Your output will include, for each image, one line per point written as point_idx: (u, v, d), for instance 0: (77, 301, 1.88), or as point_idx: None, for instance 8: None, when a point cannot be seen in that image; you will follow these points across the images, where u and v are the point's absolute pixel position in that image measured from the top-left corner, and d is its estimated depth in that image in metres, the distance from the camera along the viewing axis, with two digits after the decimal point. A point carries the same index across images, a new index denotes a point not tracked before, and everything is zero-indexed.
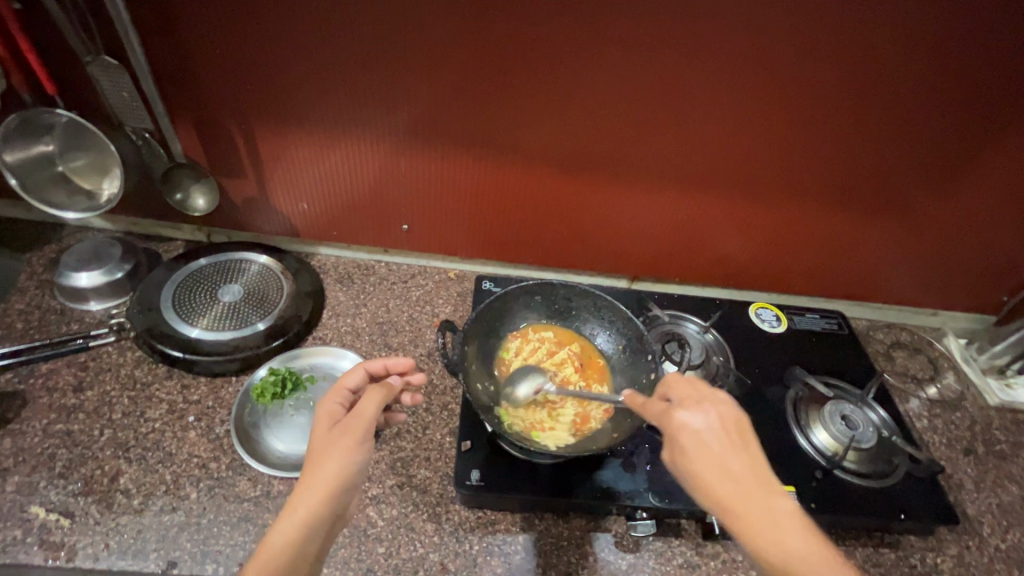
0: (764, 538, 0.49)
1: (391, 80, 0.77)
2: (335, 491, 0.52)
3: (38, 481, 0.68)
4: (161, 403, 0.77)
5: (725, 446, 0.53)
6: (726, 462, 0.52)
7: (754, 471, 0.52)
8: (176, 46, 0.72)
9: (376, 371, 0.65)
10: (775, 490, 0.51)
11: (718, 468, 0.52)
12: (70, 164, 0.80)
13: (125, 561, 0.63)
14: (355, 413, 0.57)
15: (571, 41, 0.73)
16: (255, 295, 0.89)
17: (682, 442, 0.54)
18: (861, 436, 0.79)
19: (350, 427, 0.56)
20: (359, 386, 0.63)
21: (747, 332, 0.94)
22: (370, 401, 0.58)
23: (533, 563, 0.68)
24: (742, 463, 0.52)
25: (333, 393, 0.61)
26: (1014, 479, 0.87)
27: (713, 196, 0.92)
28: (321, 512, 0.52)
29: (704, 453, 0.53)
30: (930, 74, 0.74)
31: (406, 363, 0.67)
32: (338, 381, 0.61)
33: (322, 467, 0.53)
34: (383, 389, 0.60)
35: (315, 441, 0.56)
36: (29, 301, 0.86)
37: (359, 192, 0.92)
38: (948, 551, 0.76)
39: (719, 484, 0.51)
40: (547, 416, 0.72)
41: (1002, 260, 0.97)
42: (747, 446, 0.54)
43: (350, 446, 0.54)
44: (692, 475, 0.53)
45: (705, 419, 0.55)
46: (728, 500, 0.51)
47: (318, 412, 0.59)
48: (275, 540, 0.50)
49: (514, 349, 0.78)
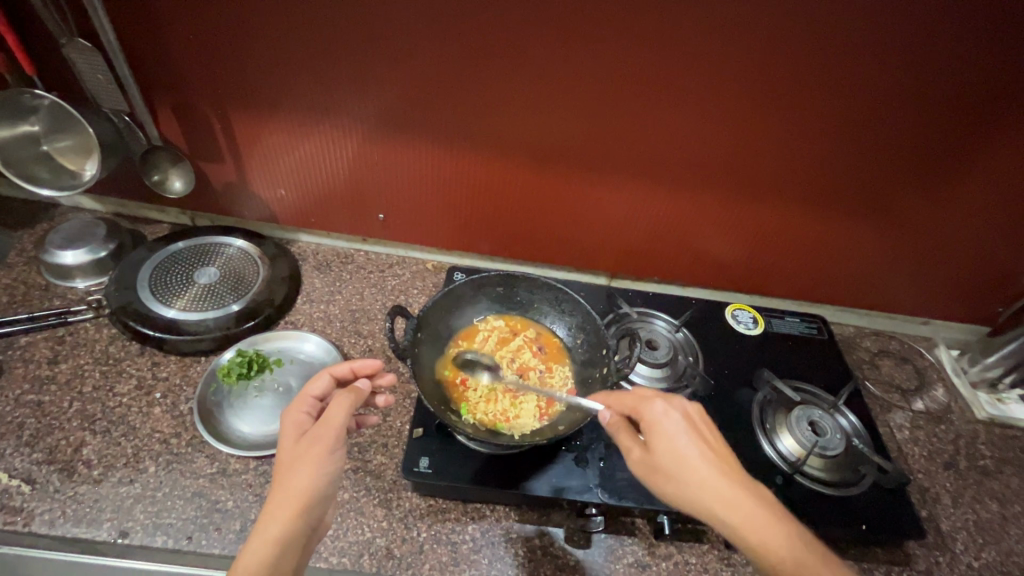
0: (743, 520, 0.50)
1: (359, 70, 0.78)
2: (306, 504, 0.52)
3: (5, 448, 0.70)
4: (130, 378, 0.79)
5: (701, 436, 0.56)
6: (704, 451, 0.55)
7: (726, 461, 0.55)
8: (149, 31, 0.75)
9: (342, 375, 0.65)
10: (747, 477, 0.54)
11: (696, 457, 0.54)
12: (55, 144, 0.83)
13: (79, 529, 0.64)
14: (323, 422, 0.56)
15: (534, 32, 0.73)
16: (230, 278, 0.90)
17: (664, 432, 0.56)
18: (827, 443, 0.77)
19: (317, 437, 0.55)
20: (326, 392, 0.62)
21: (721, 332, 0.93)
22: (337, 409, 0.57)
23: (479, 553, 0.68)
24: (716, 452, 0.55)
25: (298, 402, 0.60)
26: (995, 496, 0.84)
27: (688, 194, 0.90)
28: (293, 528, 0.51)
29: (684, 442, 0.55)
30: (908, 73, 0.71)
31: (373, 365, 0.66)
32: (302, 390, 0.61)
33: (291, 481, 0.52)
34: (350, 394, 0.59)
35: (285, 455, 0.55)
36: (15, 276, 0.89)
37: (334, 181, 0.93)
38: (915, 566, 0.74)
39: (703, 471, 0.53)
40: (510, 405, 0.72)
41: (994, 268, 0.93)
42: (717, 439, 0.57)
43: (319, 455, 0.54)
44: (672, 464, 0.54)
45: (681, 411, 0.58)
46: (710, 486, 0.52)
47: (284, 424, 0.58)
48: (250, 563, 0.48)
49: (466, 341, 0.79)
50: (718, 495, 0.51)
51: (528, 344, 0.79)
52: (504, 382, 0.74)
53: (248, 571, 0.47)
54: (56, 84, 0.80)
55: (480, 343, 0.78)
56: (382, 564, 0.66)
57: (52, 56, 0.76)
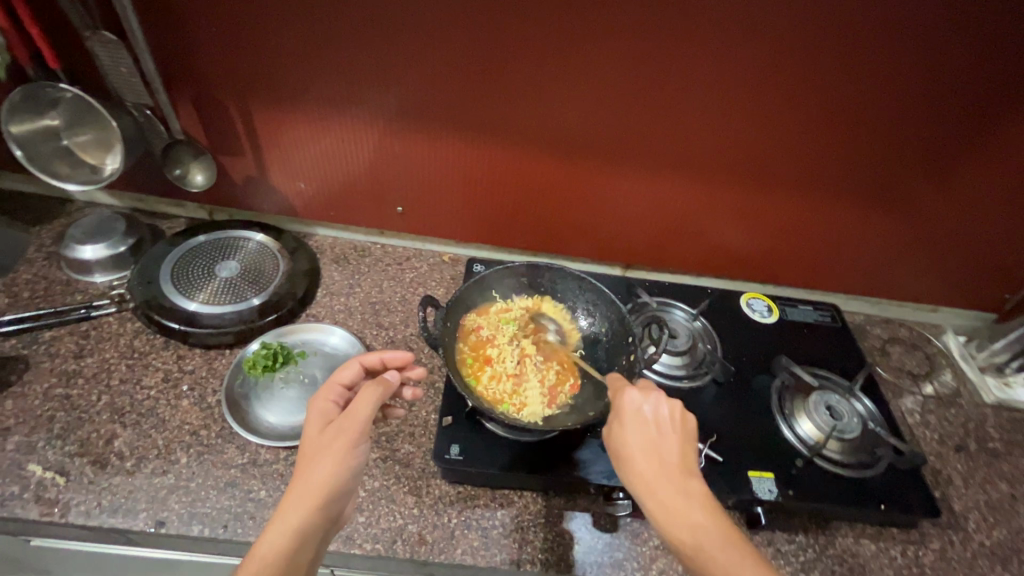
0: (662, 507, 0.52)
1: (381, 62, 0.78)
2: (325, 497, 0.52)
3: (37, 441, 0.70)
4: (157, 371, 0.80)
5: (658, 427, 0.56)
6: (655, 441, 0.56)
7: (680, 456, 0.55)
8: (174, 25, 0.75)
9: (372, 366, 0.65)
10: (693, 473, 0.54)
11: (642, 445, 0.55)
12: (75, 138, 0.82)
13: (115, 519, 0.65)
14: (348, 415, 0.57)
15: (557, 25, 0.73)
16: (252, 271, 0.91)
17: (621, 415, 0.58)
18: (844, 427, 0.79)
19: (342, 429, 0.56)
20: (353, 382, 0.63)
21: (737, 321, 0.95)
22: (364, 402, 0.58)
23: (508, 538, 0.70)
24: (669, 445, 0.55)
25: (326, 389, 0.61)
26: (1005, 477, 0.86)
27: (704, 184, 0.91)
28: (311, 522, 0.51)
29: (640, 435, 0.56)
30: (925, 62, 0.73)
31: (404, 357, 0.67)
32: (331, 377, 0.61)
33: (314, 473, 0.53)
34: (378, 388, 0.59)
35: (308, 445, 0.56)
36: (36, 272, 0.89)
37: (354, 173, 0.93)
38: (930, 545, 0.76)
39: (646, 471, 0.54)
40: (516, 394, 0.72)
41: (1002, 256, 0.95)
42: (683, 435, 0.56)
43: (344, 448, 0.55)
44: (618, 445, 0.56)
45: (652, 408, 0.57)
46: (644, 472, 0.54)
47: (310, 411, 0.59)
48: (266, 551, 0.49)
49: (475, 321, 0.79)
50: (654, 492, 0.53)
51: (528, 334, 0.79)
52: (507, 369, 0.74)
53: (265, 559, 0.49)
54: (78, 78, 0.79)
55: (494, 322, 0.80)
56: (415, 549, 0.67)
57: (75, 50, 0.76)
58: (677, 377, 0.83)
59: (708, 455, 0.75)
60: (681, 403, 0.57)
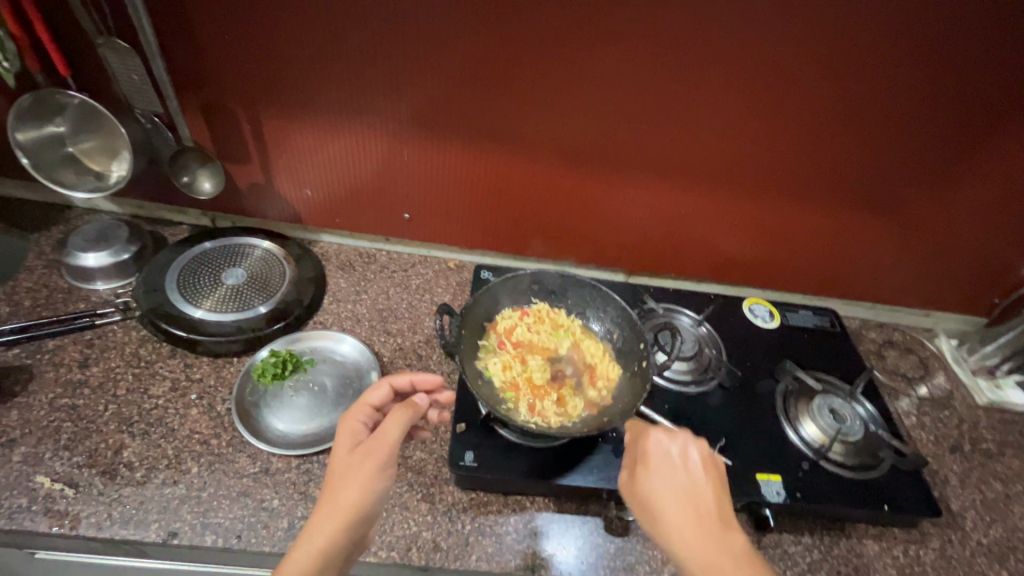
0: (706, 563, 0.51)
1: (393, 72, 0.79)
2: (352, 520, 0.52)
3: (43, 452, 0.69)
4: (164, 380, 0.79)
5: (689, 472, 0.57)
6: (688, 488, 0.56)
7: (716, 505, 0.56)
8: (185, 33, 0.75)
9: (401, 387, 0.65)
10: (730, 524, 0.54)
11: (676, 494, 0.56)
12: (80, 145, 0.82)
13: (127, 531, 0.64)
14: (377, 436, 0.57)
15: (567, 37, 0.75)
16: (258, 279, 0.90)
17: (651, 461, 0.59)
18: (848, 430, 0.81)
19: (371, 451, 0.56)
20: (383, 403, 0.63)
21: (739, 327, 0.97)
22: (393, 424, 0.58)
23: (522, 544, 0.70)
24: (704, 493, 0.56)
25: (356, 410, 0.61)
26: (999, 476, 0.89)
27: (708, 193, 0.93)
28: (337, 542, 0.51)
29: (666, 474, 0.57)
30: (921, 77, 0.76)
31: (434, 380, 0.67)
32: (361, 398, 0.62)
33: (342, 493, 0.53)
34: (408, 410, 0.60)
35: (337, 463, 0.56)
36: (37, 280, 0.88)
37: (361, 181, 0.93)
38: (930, 544, 0.78)
39: (671, 510, 0.55)
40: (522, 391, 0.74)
41: (992, 261, 0.98)
42: (716, 482, 0.57)
43: (371, 470, 0.55)
44: (650, 494, 0.57)
45: (679, 448, 0.59)
46: (682, 526, 0.54)
47: (341, 429, 0.59)
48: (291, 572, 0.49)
49: (529, 321, 0.83)
50: (681, 530, 0.53)
51: (570, 351, 0.81)
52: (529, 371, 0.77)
53: None
54: (86, 84, 0.79)
55: (538, 319, 0.83)
56: (430, 556, 0.67)
57: (85, 57, 0.76)
58: (685, 382, 0.85)
59: (718, 459, 0.76)
60: (709, 445, 0.59)
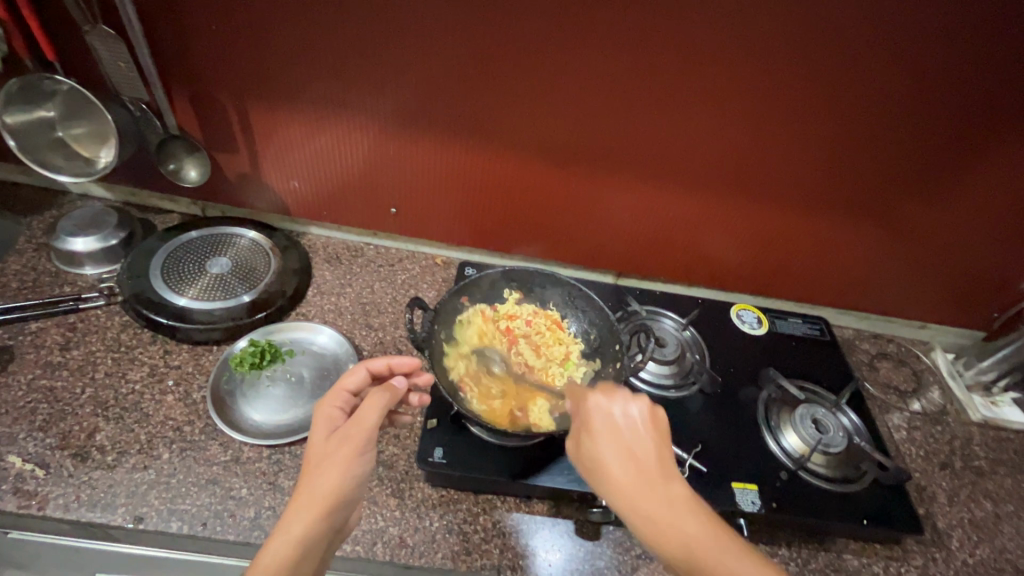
0: (655, 524, 0.51)
1: (377, 66, 0.79)
2: (331, 507, 0.52)
3: (18, 432, 0.70)
4: (143, 366, 0.80)
5: (631, 431, 0.57)
6: (632, 447, 0.56)
7: (659, 459, 0.56)
8: (170, 22, 0.75)
9: (378, 371, 0.63)
10: (674, 477, 0.55)
11: (621, 457, 0.55)
12: (70, 131, 0.83)
13: (93, 514, 0.65)
14: (354, 421, 0.56)
15: (551, 33, 0.74)
16: (243, 268, 0.91)
17: (594, 426, 0.58)
18: (830, 440, 0.79)
19: (349, 436, 0.55)
20: (360, 387, 0.62)
21: (725, 333, 0.96)
22: (370, 408, 0.56)
23: (489, 544, 0.69)
24: (647, 451, 0.56)
25: (332, 396, 0.60)
26: (989, 495, 0.86)
27: (696, 196, 0.92)
28: (318, 529, 0.51)
29: (608, 437, 0.56)
30: (913, 82, 0.74)
31: (412, 363, 0.65)
32: (337, 383, 0.61)
33: (320, 480, 0.52)
34: (386, 393, 0.58)
35: (313, 451, 0.55)
36: (25, 262, 0.89)
37: (348, 175, 0.93)
38: (912, 562, 0.76)
39: (617, 475, 0.54)
40: (492, 389, 0.74)
41: (990, 274, 0.96)
42: (658, 434, 0.57)
43: (350, 456, 0.54)
44: (599, 465, 0.55)
45: (619, 408, 0.58)
46: (628, 488, 0.53)
47: (316, 417, 0.58)
48: (271, 559, 0.48)
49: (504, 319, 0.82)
50: (629, 494, 0.53)
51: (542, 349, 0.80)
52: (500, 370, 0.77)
53: (268, 568, 0.48)
54: (75, 69, 0.80)
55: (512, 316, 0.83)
56: (395, 552, 0.67)
57: (74, 43, 0.77)
58: (665, 387, 0.84)
59: (692, 465, 0.75)
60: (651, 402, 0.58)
